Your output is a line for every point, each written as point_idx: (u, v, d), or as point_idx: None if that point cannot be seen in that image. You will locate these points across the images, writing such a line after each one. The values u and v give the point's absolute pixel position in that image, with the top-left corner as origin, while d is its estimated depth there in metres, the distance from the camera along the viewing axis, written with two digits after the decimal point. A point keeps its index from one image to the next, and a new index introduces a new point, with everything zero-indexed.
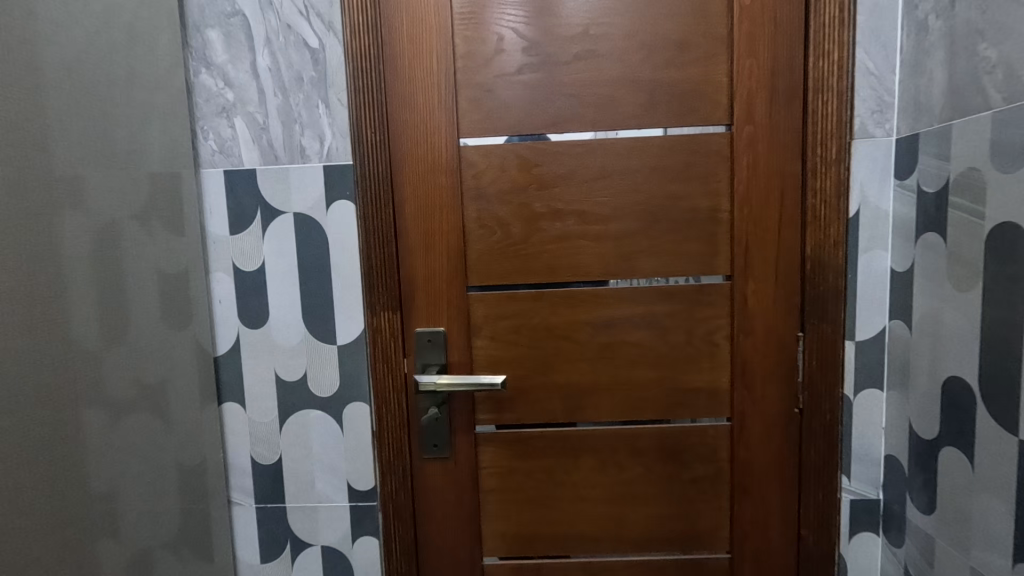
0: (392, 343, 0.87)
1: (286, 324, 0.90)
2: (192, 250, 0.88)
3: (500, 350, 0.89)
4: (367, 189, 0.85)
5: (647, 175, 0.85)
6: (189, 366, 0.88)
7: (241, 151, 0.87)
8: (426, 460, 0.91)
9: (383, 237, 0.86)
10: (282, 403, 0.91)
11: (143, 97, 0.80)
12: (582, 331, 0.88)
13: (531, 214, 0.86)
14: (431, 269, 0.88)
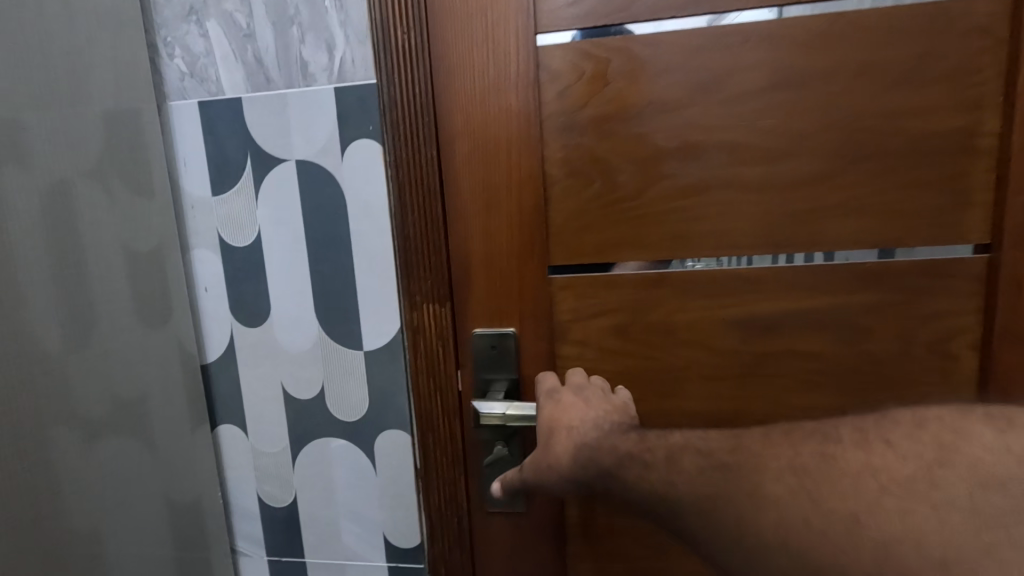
0: (440, 350, 0.60)
1: (293, 321, 0.64)
2: (165, 218, 0.64)
3: (599, 360, 0.59)
4: (397, 119, 0.56)
5: (848, 79, 0.51)
6: (172, 377, 0.65)
7: (220, 73, 0.60)
8: (490, 513, 0.64)
9: (423, 193, 0.57)
10: (293, 428, 0.67)
11: None
12: (728, 335, 0.57)
13: (649, 152, 0.55)
14: (496, 240, 0.58)
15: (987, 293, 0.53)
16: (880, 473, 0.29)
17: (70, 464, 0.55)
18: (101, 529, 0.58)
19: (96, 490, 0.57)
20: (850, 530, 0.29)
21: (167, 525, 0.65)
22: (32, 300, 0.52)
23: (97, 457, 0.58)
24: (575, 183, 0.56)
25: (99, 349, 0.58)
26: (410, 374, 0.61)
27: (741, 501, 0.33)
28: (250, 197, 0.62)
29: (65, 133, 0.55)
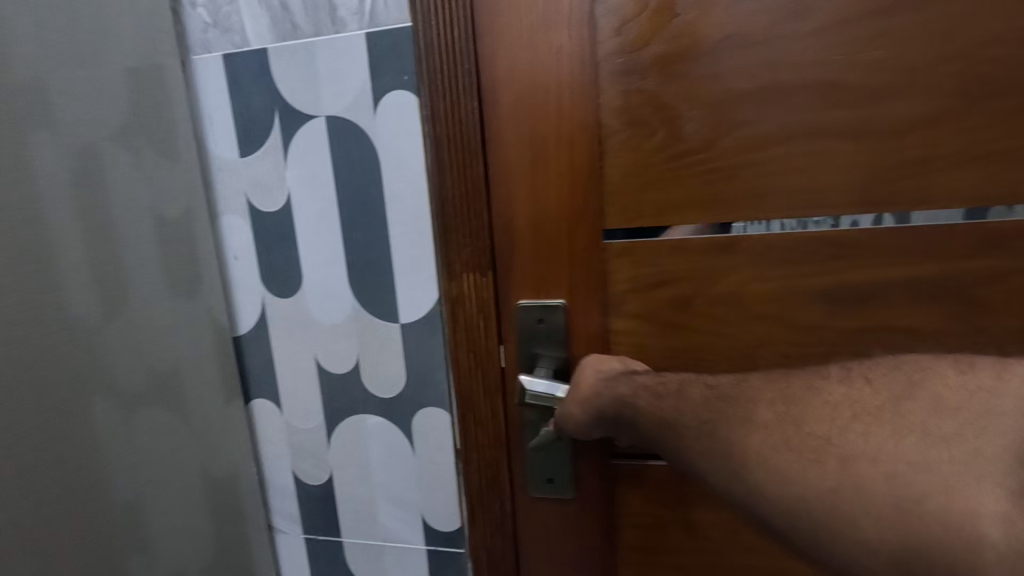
0: (482, 322, 0.55)
1: (325, 292, 0.60)
2: (193, 182, 0.60)
3: (658, 336, 0.53)
4: (435, 67, 0.51)
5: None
6: (204, 348, 0.63)
7: (244, 22, 0.56)
8: (534, 500, 0.59)
9: (464, 148, 0.52)
10: (328, 403, 0.63)
11: None
12: (811, 308, 0.50)
13: (725, 95, 0.47)
14: (543, 201, 0.52)
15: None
16: (858, 380, 0.41)
17: (110, 433, 0.53)
18: (141, 500, 0.56)
19: (136, 461, 0.56)
20: (831, 458, 0.38)
21: (203, 500, 0.63)
22: (66, 264, 0.50)
23: (135, 428, 0.56)
24: (635, 134, 0.50)
25: (131, 317, 0.56)
26: (450, 349, 0.57)
27: (733, 421, 0.43)
28: (278, 158, 0.58)
29: (89, 88, 0.52)
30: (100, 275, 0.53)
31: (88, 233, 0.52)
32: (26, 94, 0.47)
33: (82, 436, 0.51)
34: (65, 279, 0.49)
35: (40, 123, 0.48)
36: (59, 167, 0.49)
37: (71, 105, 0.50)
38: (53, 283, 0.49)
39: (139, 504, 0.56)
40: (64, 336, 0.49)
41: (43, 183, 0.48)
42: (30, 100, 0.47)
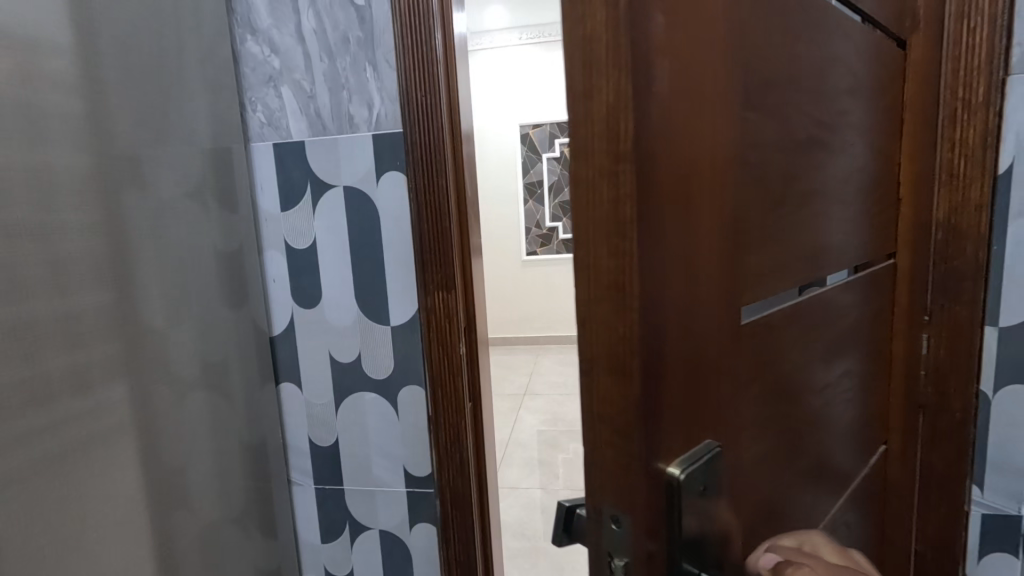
0: (453, 326, 0.83)
1: (337, 302, 0.86)
2: (248, 227, 0.85)
3: (766, 427, 0.47)
4: (613, 48, 0.30)
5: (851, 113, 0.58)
6: (249, 346, 0.86)
7: (290, 123, 0.83)
8: None
9: (651, 228, 0.32)
10: (337, 385, 0.89)
11: (184, 63, 0.74)
12: (827, 365, 0.56)
13: (797, 153, 0.47)
14: (704, 268, 0.37)
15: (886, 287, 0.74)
16: None
17: (176, 413, 0.72)
18: (201, 465, 0.75)
19: (199, 436, 0.75)
20: None
21: (241, 463, 0.83)
22: (155, 289, 0.68)
23: (191, 413, 0.74)
24: (760, 189, 0.42)
25: (200, 329, 0.76)
26: (615, 511, 0.34)
27: None
28: (309, 212, 0.85)
29: (178, 160, 0.72)
30: (174, 299, 0.71)
31: (170, 268, 0.71)
32: (138, 173, 0.66)
33: (157, 421, 0.68)
34: (153, 304, 0.68)
35: (150, 190, 0.68)
36: (150, 222, 0.68)
37: (166, 178, 0.71)
38: (147, 308, 0.67)
39: (195, 472, 0.74)
40: (150, 345, 0.68)
41: (139, 232, 0.66)
42: (139, 175, 0.66)
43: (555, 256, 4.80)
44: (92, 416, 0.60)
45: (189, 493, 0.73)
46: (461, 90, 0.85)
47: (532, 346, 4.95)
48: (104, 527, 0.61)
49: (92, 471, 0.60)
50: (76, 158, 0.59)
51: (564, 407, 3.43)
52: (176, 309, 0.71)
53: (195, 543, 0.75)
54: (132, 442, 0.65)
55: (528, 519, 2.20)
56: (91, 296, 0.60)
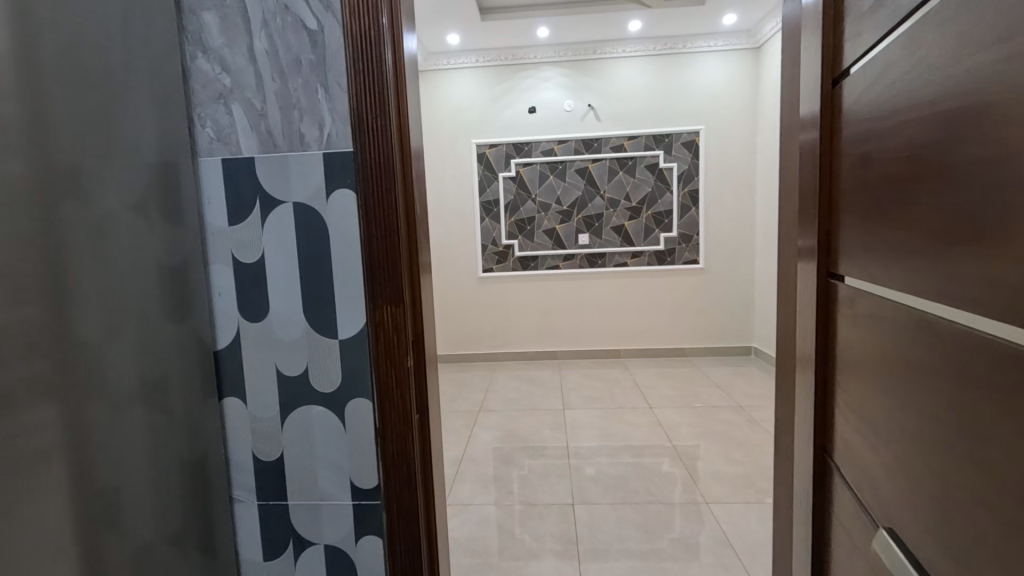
0: (397, 337, 0.85)
1: (284, 316, 0.87)
2: (193, 239, 0.85)
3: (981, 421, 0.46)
4: None
5: (900, 122, 0.57)
6: (192, 361, 0.85)
7: (239, 139, 0.85)
8: None
9: None
10: (283, 399, 0.89)
11: (133, 79, 0.74)
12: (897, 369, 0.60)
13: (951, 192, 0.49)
14: None
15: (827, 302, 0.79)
16: None
17: (112, 430, 0.70)
18: (138, 485, 0.73)
19: (136, 455, 0.73)
20: None
21: (181, 481, 0.81)
22: (90, 303, 0.67)
23: (128, 428, 0.72)
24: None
25: (141, 344, 0.74)
26: None
27: None
28: (257, 227, 0.86)
29: (122, 174, 0.72)
30: (111, 314, 0.70)
31: (106, 282, 0.70)
32: (76, 186, 0.65)
33: (90, 439, 0.66)
34: (89, 318, 0.67)
35: (89, 204, 0.67)
36: (89, 234, 0.67)
37: (108, 191, 0.70)
38: (81, 321, 0.66)
39: (131, 491, 0.72)
40: (84, 360, 0.66)
41: (75, 245, 0.65)
42: (78, 188, 0.66)
43: (510, 273, 4.86)
44: (17, 438, 0.58)
45: (124, 512, 0.71)
46: (411, 113, 0.89)
47: (487, 363, 4.97)
48: (28, 552, 0.58)
49: (15, 498, 0.57)
50: (11, 170, 0.57)
51: (517, 423, 3.46)
52: (114, 323, 0.70)
53: (128, 566, 0.71)
54: (63, 462, 0.63)
55: (480, 536, 2.20)
56: (23, 312, 0.58)
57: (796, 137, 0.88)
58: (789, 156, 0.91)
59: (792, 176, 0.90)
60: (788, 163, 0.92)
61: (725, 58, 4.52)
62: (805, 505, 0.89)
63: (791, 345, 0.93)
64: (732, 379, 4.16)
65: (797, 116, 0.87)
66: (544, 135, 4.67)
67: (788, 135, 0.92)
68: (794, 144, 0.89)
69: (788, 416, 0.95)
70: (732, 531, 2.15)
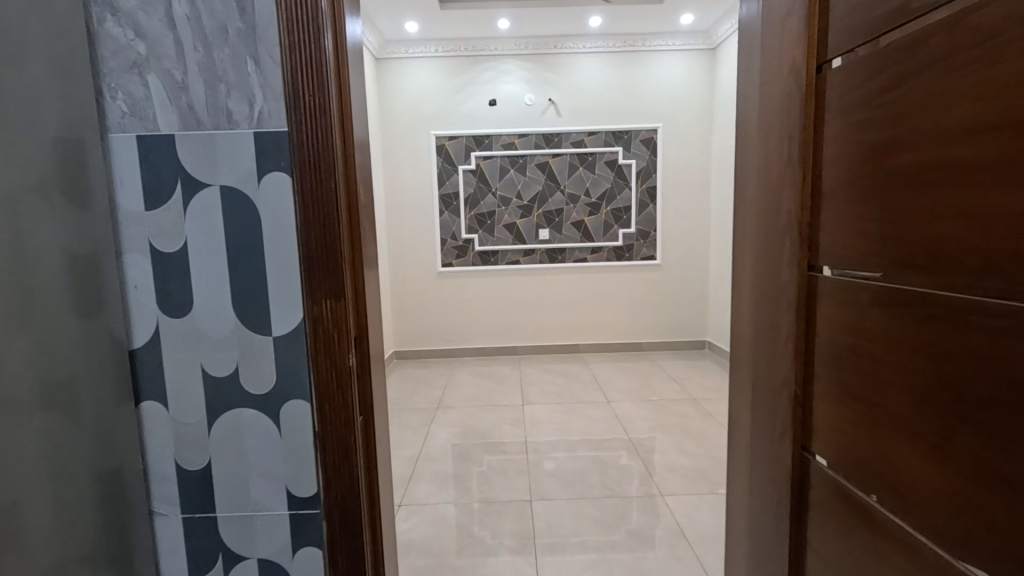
0: (337, 334, 0.79)
1: (210, 312, 0.79)
2: (105, 225, 0.75)
3: None
4: None
5: (943, 110, 0.52)
6: (105, 361, 0.76)
7: (157, 114, 0.76)
8: None
9: None
10: (210, 403, 0.81)
11: (27, 39, 0.64)
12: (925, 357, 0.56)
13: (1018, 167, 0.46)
14: None
15: (796, 300, 0.76)
16: None
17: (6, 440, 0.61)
18: (37, 503, 0.64)
19: (35, 469, 0.64)
20: None
21: (92, 496, 0.72)
22: None
23: (26, 439, 0.63)
24: None
25: (42, 343, 0.65)
26: None
27: None
28: (179, 212, 0.78)
29: (17, 147, 0.62)
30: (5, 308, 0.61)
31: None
32: None
33: None
34: None
35: None
36: None
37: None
38: None
39: (31, 510, 0.63)
40: None
41: None
42: None
43: (470, 268, 4.80)
44: None
45: (22, 534, 0.62)
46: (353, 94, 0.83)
47: (446, 359, 4.90)
48: None
49: None
50: None
51: (476, 419, 3.42)
52: (10, 318, 0.61)
53: None
54: None
55: (436, 536, 2.15)
56: None
57: (750, 131, 0.86)
58: (743, 150, 0.90)
59: (746, 170, 0.89)
60: (741, 157, 0.90)
61: (684, 57, 4.59)
62: (758, 500, 0.89)
63: (746, 342, 0.91)
64: (686, 373, 4.27)
65: (752, 109, 0.85)
66: (505, 128, 4.63)
67: (741, 129, 0.90)
68: (749, 138, 0.86)
69: (742, 411, 0.94)
70: (686, 523, 2.18)
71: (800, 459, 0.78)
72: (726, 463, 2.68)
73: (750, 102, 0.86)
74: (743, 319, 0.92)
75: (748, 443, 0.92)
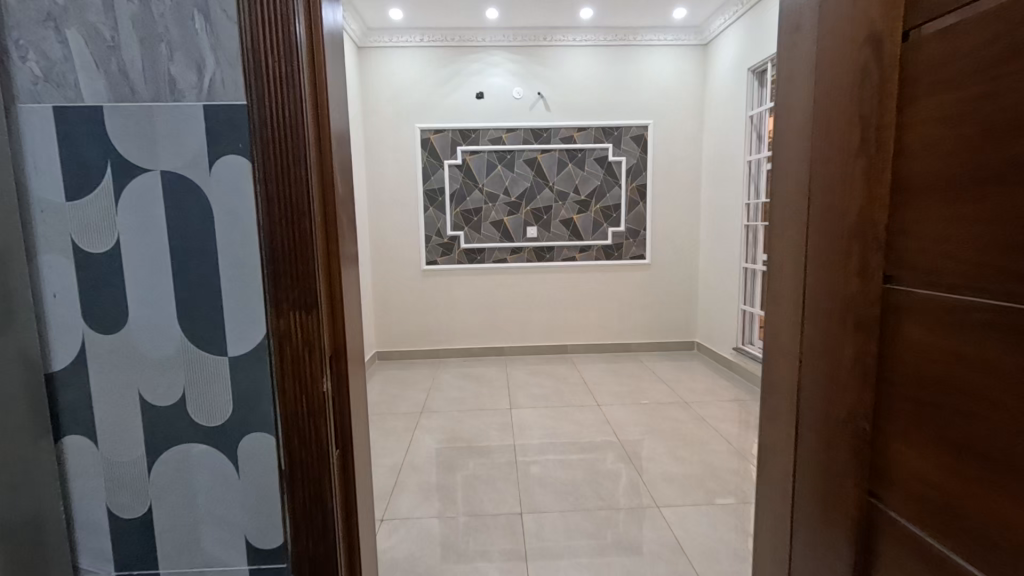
0: (308, 353, 0.65)
1: (150, 327, 0.65)
2: (12, 218, 0.59)
3: None
4: None
5: None
6: (14, 389, 0.60)
7: (79, 80, 0.61)
8: None
9: None
10: (151, 437, 0.66)
11: None
12: None
13: None
14: None
15: (865, 314, 0.65)
16: None
17: None
18: None
19: None
20: None
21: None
22: None
23: None
24: None
25: None
26: None
27: None
28: (110, 202, 0.63)
29: None
30: None
31: None
32: None
33: None
34: None
35: None
36: None
37: None
38: None
39: None
40: None
41: None
42: None
43: (455, 266, 4.65)
44: None
45: None
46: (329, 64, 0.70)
47: (430, 360, 4.75)
48: None
49: None
50: None
51: (462, 424, 3.28)
52: None
53: None
54: None
55: (421, 554, 2.01)
56: None
57: (797, 123, 0.75)
58: (786, 144, 0.79)
59: (791, 163, 0.78)
60: (783, 154, 0.79)
61: (675, 53, 4.51)
62: (802, 545, 0.78)
63: (789, 363, 0.80)
64: (676, 375, 4.19)
65: (799, 97, 0.74)
66: (492, 122, 4.48)
67: (783, 122, 0.80)
68: (795, 132, 0.76)
69: (781, 440, 0.83)
70: (684, 536, 2.08)
71: (860, 499, 0.67)
72: (722, 471, 2.60)
73: (795, 90, 0.75)
74: (783, 336, 0.81)
75: (785, 473, 0.81)
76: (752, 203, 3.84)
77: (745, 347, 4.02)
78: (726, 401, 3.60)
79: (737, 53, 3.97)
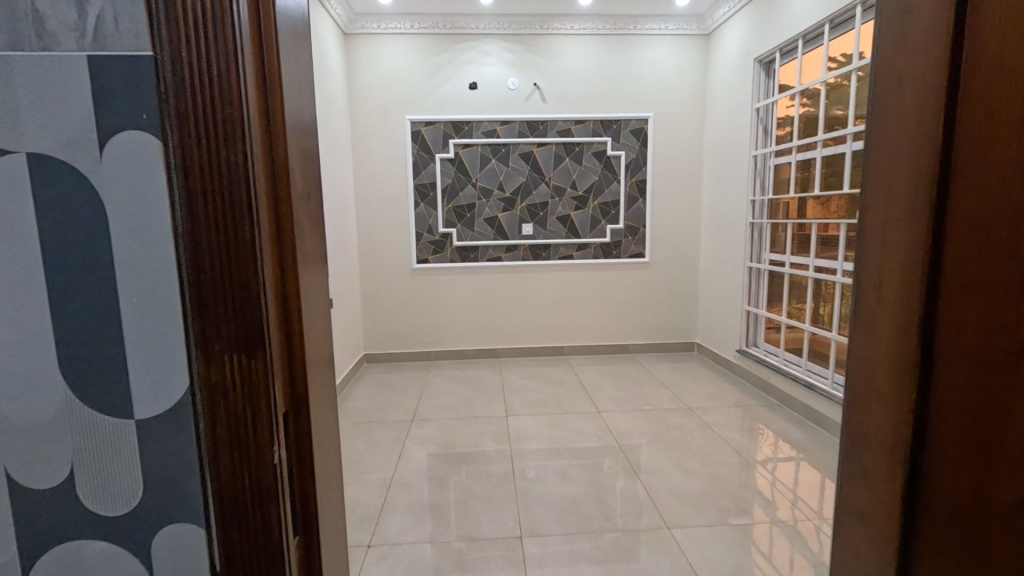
0: (254, 413, 0.47)
1: (18, 380, 0.45)
2: None
3: None
4: None
5: None
6: None
7: None
8: None
9: None
10: (26, 531, 0.47)
11: None
12: None
13: None
14: None
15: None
16: None
17: None
18: None
19: None
20: None
21: None
22: None
23: None
24: None
25: None
26: None
27: None
28: None
29: None
30: None
31: None
32: None
33: None
34: None
35: None
36: None
37: None
38: None
39: None
40: None
41: None
42: None
43: (448, 265, 4.45)
44: None
45: None
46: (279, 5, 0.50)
47: (421, 363, 4.55)
48: None
49: None
50: None
51: (455, 434, 3.10)
52: None
53: None
54: None
55: None
56: None
57: (911, 106, 0.55)
58: (894, 129, 0.58)
59: (901, 151, 0.57)
60: (882, 148, 0.60)
61: (676, 43, 4.33)
62: None
63: (884, 427, 0.60)
64: (678, 378, 4.04)
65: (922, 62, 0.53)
66: (486, 114, 4.28)
67: (882, 104, 0.60)
68: (905, 118, 0.56)
69: (876, 524, 0.62)
70: (699, 561, 1.91)
71: None
72: (734, 486, 2.44)
73: (913, 58, 0.55)
74: (875, 387, 0.62)
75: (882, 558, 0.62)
76: (758, 200, 3.68)
77: (749, 350, 3.88)
78: (732, 407, 3.44)
79: (743, 43, 3.79)
